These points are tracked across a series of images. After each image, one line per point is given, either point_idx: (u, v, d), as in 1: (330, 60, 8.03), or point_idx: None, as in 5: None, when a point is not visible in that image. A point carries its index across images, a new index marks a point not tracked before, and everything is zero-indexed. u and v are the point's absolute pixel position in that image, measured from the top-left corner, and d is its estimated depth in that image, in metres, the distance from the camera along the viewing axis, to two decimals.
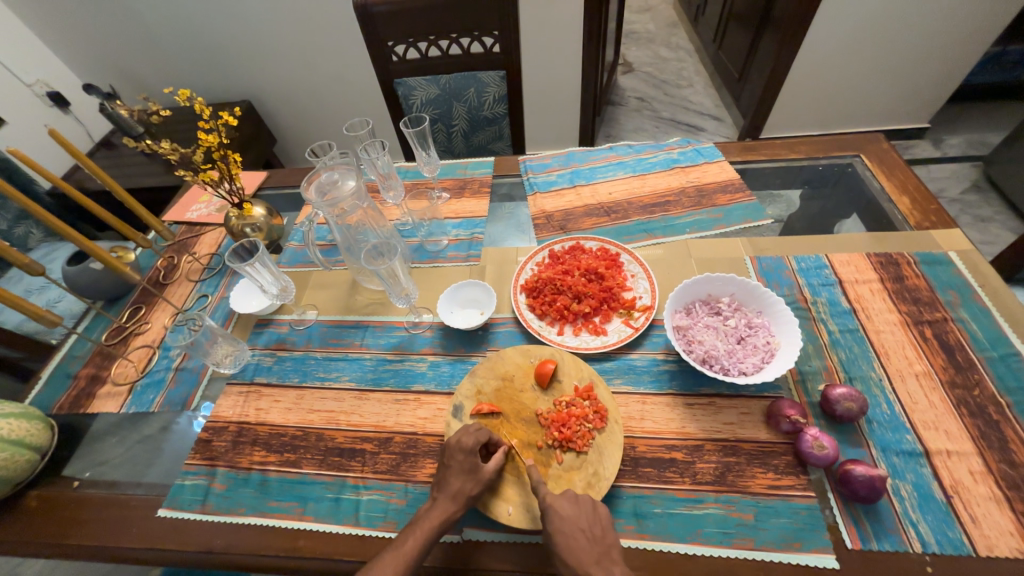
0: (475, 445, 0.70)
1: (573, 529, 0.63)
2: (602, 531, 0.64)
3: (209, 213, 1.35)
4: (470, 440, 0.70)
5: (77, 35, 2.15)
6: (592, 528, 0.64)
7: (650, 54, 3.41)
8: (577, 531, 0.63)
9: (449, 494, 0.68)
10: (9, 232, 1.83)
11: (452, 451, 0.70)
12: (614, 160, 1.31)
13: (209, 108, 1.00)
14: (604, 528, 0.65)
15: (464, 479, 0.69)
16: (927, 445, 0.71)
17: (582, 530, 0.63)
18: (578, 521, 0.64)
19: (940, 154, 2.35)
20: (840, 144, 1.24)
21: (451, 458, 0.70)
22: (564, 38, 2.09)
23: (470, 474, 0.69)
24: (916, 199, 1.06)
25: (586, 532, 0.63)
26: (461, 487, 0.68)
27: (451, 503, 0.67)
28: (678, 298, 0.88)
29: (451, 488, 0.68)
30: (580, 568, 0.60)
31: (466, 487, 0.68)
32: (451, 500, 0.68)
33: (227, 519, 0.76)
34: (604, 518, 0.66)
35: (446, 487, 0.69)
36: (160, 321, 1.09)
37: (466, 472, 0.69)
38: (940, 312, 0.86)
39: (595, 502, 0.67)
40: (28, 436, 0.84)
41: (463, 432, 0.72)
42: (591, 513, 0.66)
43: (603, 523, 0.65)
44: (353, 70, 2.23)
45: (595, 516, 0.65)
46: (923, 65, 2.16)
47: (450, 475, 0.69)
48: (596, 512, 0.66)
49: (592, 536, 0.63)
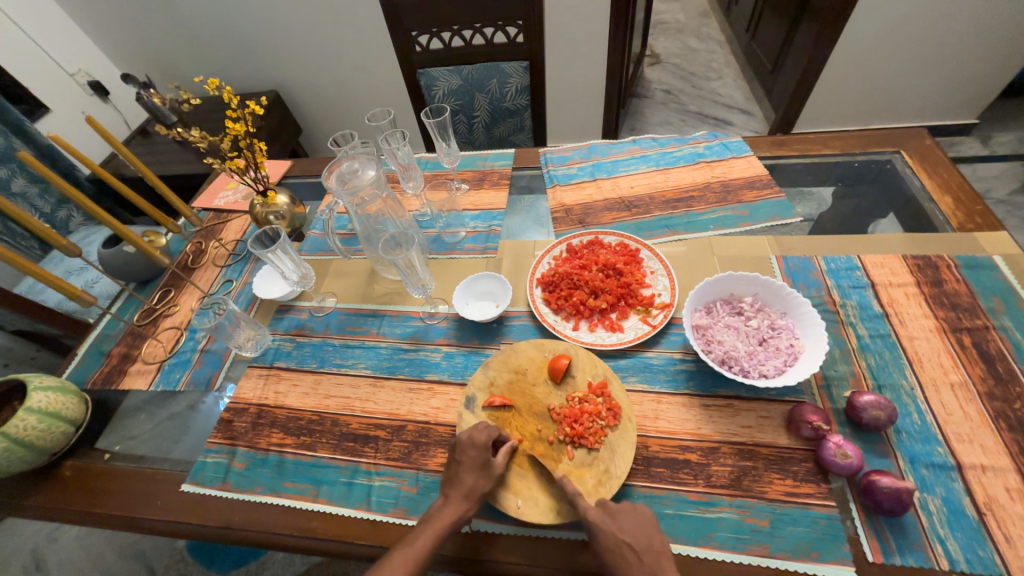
0: (488, 441, 0.70)
1: (618, 543, 0.61)
2: (649, 541, 0.62)
3: (235, 201, 1.38)
4: (483, 437, 0.70)
5: (115, 26, 2.23)
6: (637, 541, 0.62)
7: (679, 45, 3.31)
8: (623, 544, 0.61)
9: (462, 492, 0.68)
10: (52, 215, 1.93)
11: (464, 447, 0.70)
12: (636, 153, 1.28)
13: (236, 97, 1.01)
14: (652, 537, 0.63)
15: (476, 476, 0.69)
16: (960, 459, 0.68)
17: (628, 544, 0.61)
18: (623, 534, 0.62)
19: (989, 152, 2.21)
20: (878, 139, 1.17)
21: (462, 454, 0.70)
22: (590, 28, 2.04)
23: (482, 470, 0.69)
24: (960, 199, 1.00)
25: (633, 546, 0.61)
26: (475, 484, 0.68)
27: (464, 500, 0.68)
28: (698, 296, 0.86)
29: (464, 486, 0.68)
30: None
31: (478, 485, 0.68)
32: (464, 498, 0.68)
33: (245, 496, 0.79)
34: (649, 526, 0.64)
35: (458, 484, 0.69)
36: (187, 304, 1.13)
37: (478, 469, 0.69)
38: (981, 320, 0.81)
39: (636, 508, 0.66)
40: (65, 409, 0.89)
41: (473, 428, 0.72)
42: (635, 521, 0.64)
43: (649, 531, 0.63)
44: (378, 61, 2.24)
45: (639, 524, 0.63)
46: (974, 57, 2.02)
47: (463, 471, 0.69)
48: (639, 516, 0.65)
49: (640, 548, 0.61)
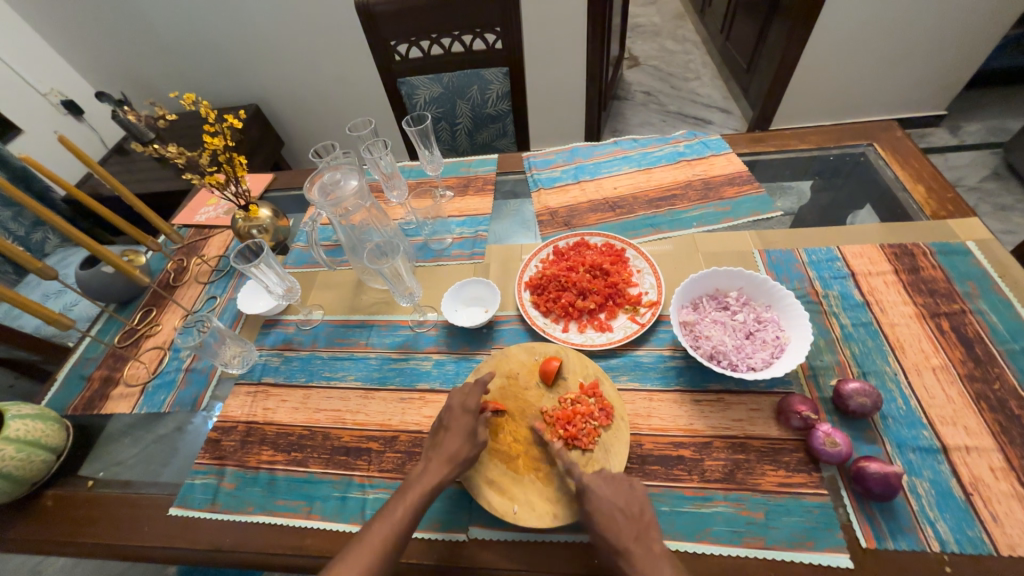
0: (476, 407, 0.74)
1: (609, 508, 0.63)
2: (639, 509, 0.63)
3: (217, 216, 1.36)
4: (472, 402, 0.74)
5: (89, 43, 2.20)
6: (628, 507, 0.63)
7: (656, 47, 3.37)
8: (613, 511, 0.63)
9: (444, 457, 0.70)
10: (27, 238, 1.88)
11: (454, 413, 0.73)
12: (618, 154, 1.29)
13: (213, 111, 0.99)
14: (642, 506, 0.64)
15: (461, 442, 0.71)
16: (944, 442, 0.69)
17: (619, 509, 0.63)
18: (614, 500, 0.64)
19: (958, 142, 2.28)
20: (851, 133, 1.20)
21: (451, 420, 0.73)
22: (568, 33, 2.06)
23: (466, 434, 0.71)
24: (932, 188, 1.03)
25: (623, 511, 0.62)
26: (458, 450, 0.70)
27: (445, 464, 0.69)
28: (684, 293, 0.87)
29: (447, 450, 0.70)
30: (620, 544, 0.60)
31: (461, 451, 0.70)
32: (446, 462, 0.69)
33: (235, 517, 0.77)
34: (640, 497, 0.65)
35: (443, 448, 0.70)
36: (170, 322, 1.11)
37: (464, 434, 0.71)
38: (958, 304, 0.83)
39: (630, 481, 0.67)
40: (43, 437, 0.86)
41: (463, 396, 0.75)
42: (627, 491, 0.65)
43: (637, 500, 0.64)
44: (358, 70, 2.23)
45: (631, 495, 0.65)
46: (940, 50, 2.09)
47: (449, 438, 0.71)
48: (633, 490, 0.65)
49: (629, 513, 0.63)
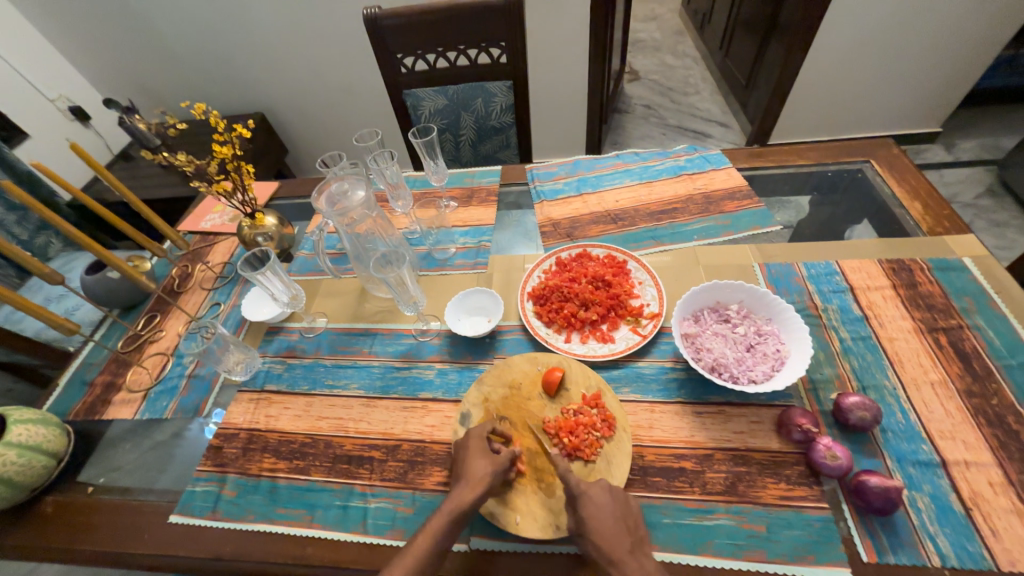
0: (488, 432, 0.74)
1: (607, 517, 0.63)
2: (634, 522, 0.65)
3: (222, 223, 1.37)
4: (481, 429, 0.74)
5: (99, 51, 2.23)
6: (624, 520, 0.64)
7: (657, 62, 3.42)
8: (608, 518, 0.63)
9: (470, 479, 0.68)
10: (30, 242, 1.89)
11: (471, 439, 0.73)
12: (620, 167, 1.31)
13: (223, 121, 1.01)
14: (635, 520, 0.65)
15: (485, 464, 0.69)
16: (944, 456, 0.70)
17: (616, 518, 0.63)
18: (613, 510, 0.64)
19: (953, 158, 2.32)
20: (849, 149, 1.23)
21: (469, 444, 0.73)
22: (571, 47, 2.10)
23: (488, 456, 0.71)
24: (929, 204, 1.04)
25: (620, 521, 0.63)
26: (482, 472, 0.68)
27: (472, 488, 0.67)
28: (686, 305, 0.88)
29: (471, 473, 0.69)
30: (613, 556, 0.60)
31: (488, 474, 0.68)
32: (472, 485, 0.67)
33: (236, 525, 0.77)
34: (634, 512, 0.66)
35: (467, 471, 0.69)
36: (174, 328, 1.11)
37: (486, 457, 0.70)
38: (956, 319, 0.85)
39: (625, 495, 0.67)
40: (45, 442, 0.86)
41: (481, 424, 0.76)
42: (624, 505, 0.66)
43: (632, 515, 0.65)
44: (363, 81, 2.27)
45: (626, 508, 0.65)
46: (934, 69, 2.14)
47: (475, 462, 0.70)
48: (628, 504, 0.66)
49: (626, 525, 0.63)
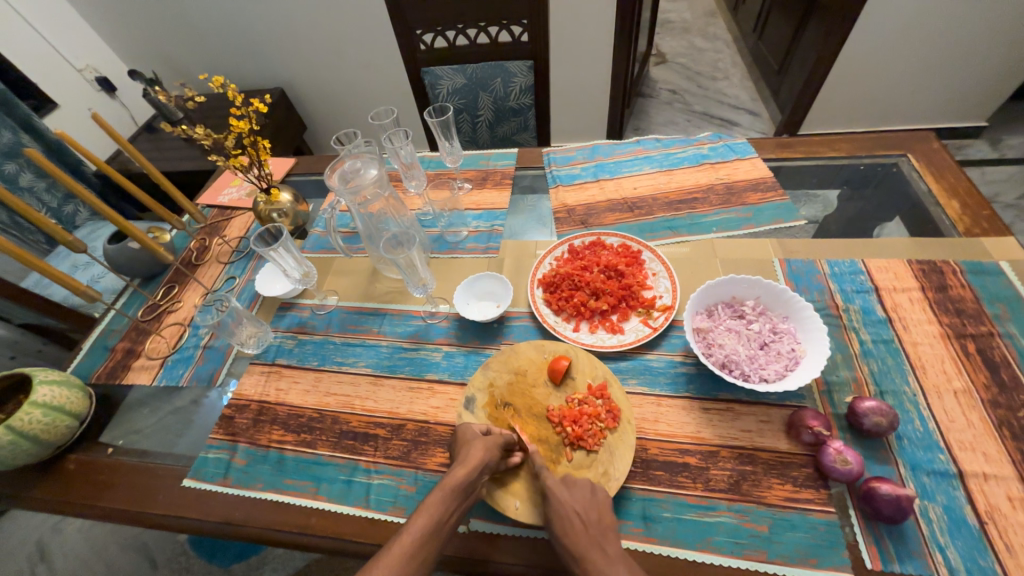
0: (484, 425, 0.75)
1: (568, 511, 0.63)
2: (598, 514, 0.64)
3: (239, 198, 1.39)
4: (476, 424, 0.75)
5: (124, 22, 2.24)
6: (585, 513, 0.63)
7: (685, 44, 3.29)
8: (570, 512, 0.63)
9: (466, 459, 0.68)
10: (59, 210, 1.95)
11: (467, 428, 0.74)
12: (640, 154, 1.27)
13: (240, 95, 1.00)
14: (602, 513, 0.64)
15: (483, 447, 0.69)
16: (961, 467, 0.67)
17: (577, 513, 0.63)
18: (574, 505, 0.64)
19: (998, 155, 2.19)
20: (885, 142, 1.16)
21: (466, 432, 0.73)
22: (596, 27, 2.03)
23: (484, 440, 0.71)
24: (967, 204, 0.99)
25: (582, 516, 0.63)
26: (479, 453, 0.68)
27: (469, 467, 0.66)
28: (699, 299, 0.85)
29: (467, 454, 0.69)
30: (576, 551, 0.59)
31: (483, 455, 0.68)
32: (468, 465, 0.67)
33: (244, 492, 0.79)
34: (601, 503, 0.65)
35: (464, 454, 0.69)
36: (191, 300, 1.14)
37: (484, 441, 0.70)
38: (986, 326, 0.81)
39: (593, 486, 0.67)
40: (69, 403, 0.90)
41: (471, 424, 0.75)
42: (589, 497, 0.66)
43: (601, 507, 0.65)
44: (382, 58, 2.24)
45: (592, 500, 0.65)
46: (986, 59, 2.00)
47: (471, 446, 0.70)
48: (594, 494, 0.66)
49: (588, 518, 0.63)
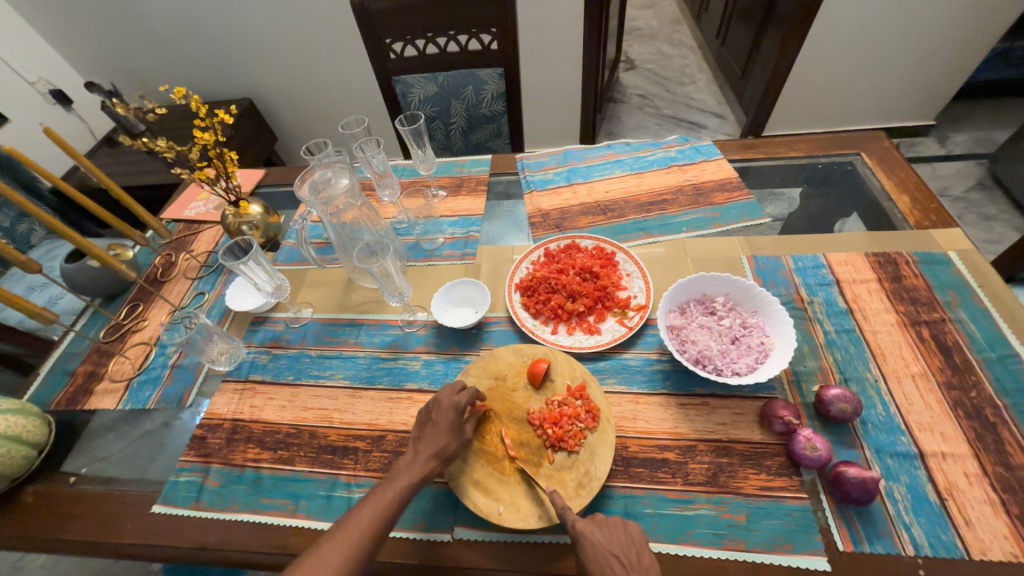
0: (464, 404, 0.72)
1: (605, 557, 0.60)
2: (637, 555, 0.60)
3: (207, 211, 1.35)
4: (462, 399, 0.73)
5: (80, 33, 2.17)
6: (624, 554, 0.60)
7: (653, 50, 3.39)
8: (608, 557, 0.60)
9: (431, 449, 0.70)
10: (11, 229, 1.85)
11: (443, 409, 0.72)
12: (611, 158, 1.30)
13: (204, 106, 0.98)
14: (640, 551, 0.61)
15: (448, 439, 0.71)
16: (922, 447, 0.70)
17: (615, 557, 0.60)
18: (610, 547, 0.61)
19: (945, 152, 2.32)
20: (841, 141, 1.22)
21: (439, 414, 0.72)
22: (565, 35, 2.07)
23: (455, 430, 0.71)
24: (917, 198, 1.04)
25: (620, 559, 0.60)
26: (444, 447, 0.70)
27: (431, 459, 0.69)
28: (672, 297, 0.87)
29: (433, 446, 0.70)
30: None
31: (449, 446, 0.70)
32: (432, 458, 0.69)
33: (219, 515, 0.77)
34: (638, 540, 0.62)
35: (428, 443, 0.70)
36: (157, 318, 1.10)
37: (452, 431, 0.71)
38: (938, 313, 0.85)
39: (626, 522, 0.64)
40: (25, 432, 0.85)
41: (452, 392, 0.74)
42: (625, 537, 0.62)
43: (637, 545, 0.62)
44: (353, 67, 2.22)
45: (628, 540, 0.62)
46: (929, 61, 2.13)
47: (436, 433, 0.71)
48: (628, 532, 0.63)
49: (627, 562, 0.60)
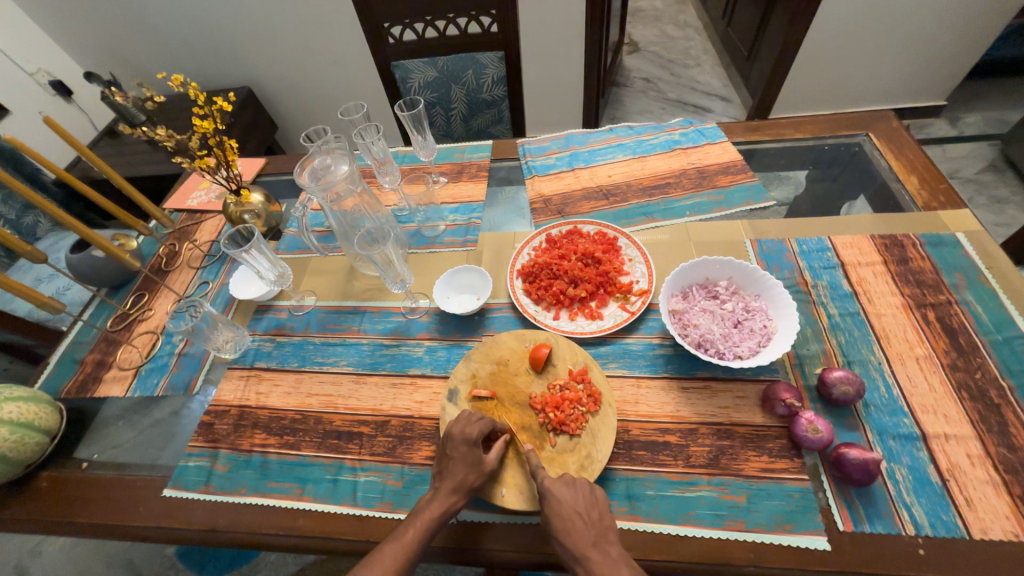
0: (477, 437, 0.70)
1: (569, 512, 0.63)
2: (598, 514, 0.64)
3: (209, 201, 1.35)
4: (473, 431, 0.70)
5: (78, 23, 2.15)
6: (587, 512, 0.64)
7: (657, 32, 3.32)
8: (571, 514, 0.63)
9: (450, 485, 0.68)
10: (17, 222, 1.86)
11: (455, 443, 0.70)
12: (614, 141, 1.28)
13: (202, 93, 0.97)
14: (600, 511, 0.65)
15: (466, 471, 0.69)
16: (924, 429, 0.70)
17: (578, 513, 0.63)
18: (575, 505, 0.64)
19: (957, 133, 2.27)
20: (848, 122, 1.20)
21: (453, 449, 0.70)
22: (567, 17, 2.03)
23: (475, 462, 0.69)
24: (925, 178, 1.03)
25: (582, 516, 0.63)
26: (464, 479, 0.68)
27: (452, 494, 0.67)
28: (674, 281, 0.87)
29: (452, 480, 0.68)
30: (577, 550, 0.61)
31: (468, 479, 0.68)
32: (453, 492, 0.68)
33: (229, 498, 0.78)
34: (601, 501, 0.65)
35: (447, 478, 0.69)
36: (162, 307, 1.11)
37: (469, 464, 0.69)
38: (945, 295, 0.84)
39: (591, 485, 0.67)
40: (36, 419, 0.87)
41: (465, 423, 0.72)
42: (589, 496, 0.65)
43: (598, 504, 0.65)
44: (352, 53, 2.19)
45: (591, 499, 0.65)
46: (942, 39, 2.07)
47: (453, 466, 0.69)
48: (593, 493, 0.66)
49: (588, 519, 0.63)
